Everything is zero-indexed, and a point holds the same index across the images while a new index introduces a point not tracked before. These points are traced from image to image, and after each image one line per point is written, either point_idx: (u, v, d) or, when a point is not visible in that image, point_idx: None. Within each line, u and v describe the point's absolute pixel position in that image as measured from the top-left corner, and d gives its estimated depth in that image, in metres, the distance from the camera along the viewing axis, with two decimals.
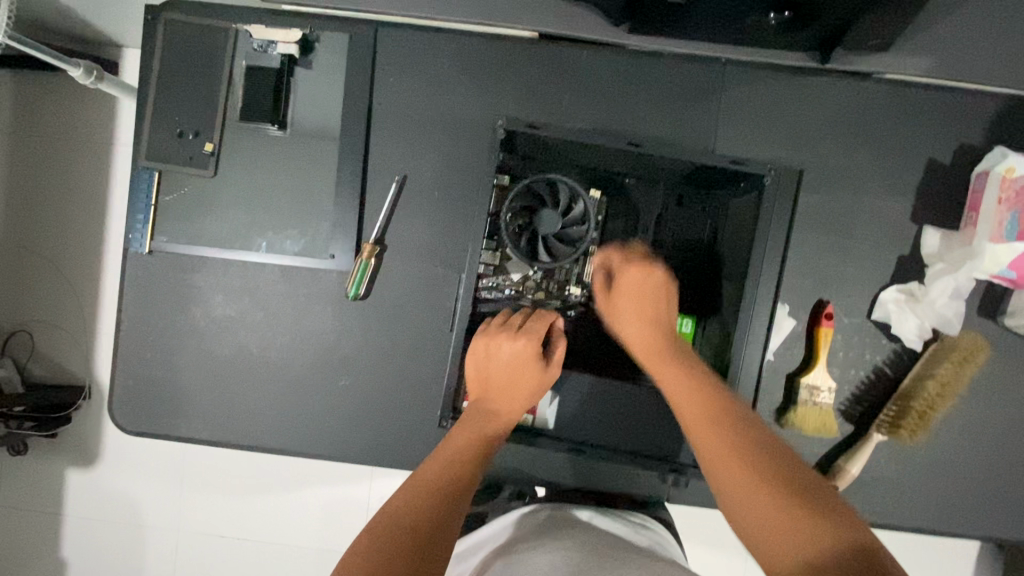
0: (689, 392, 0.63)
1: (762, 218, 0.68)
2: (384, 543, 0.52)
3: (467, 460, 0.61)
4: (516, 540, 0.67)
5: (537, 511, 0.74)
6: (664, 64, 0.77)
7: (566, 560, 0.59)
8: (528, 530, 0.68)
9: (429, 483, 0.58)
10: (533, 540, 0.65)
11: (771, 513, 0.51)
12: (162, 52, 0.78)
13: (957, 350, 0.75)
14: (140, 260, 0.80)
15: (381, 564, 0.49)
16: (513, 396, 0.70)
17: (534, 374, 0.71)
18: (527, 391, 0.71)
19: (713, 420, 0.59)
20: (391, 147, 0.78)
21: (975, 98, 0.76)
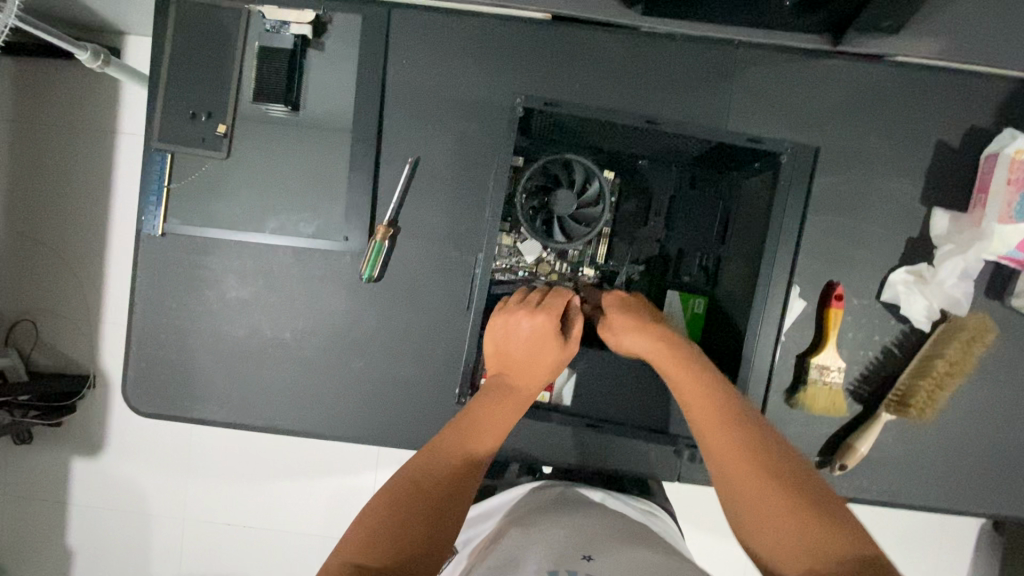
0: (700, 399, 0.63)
1: (777, 197, 0.69)
2: (406, 523, 0.56)
3: (476, 448, 0.63)
4: (528, 514, 0.70)
5: (549, 488, 0.77)
6: (677, 46, 0.77)
7: (580, 537, 0.62)
8: (540, 506, 0.71)
9: (446, 472, 0.60)
10: (546, 516, 0.68)
11: (784, 536, 0.52)
12: (174, 33, 0.78)
13: (965, 330, 0.75)
14: (152, 243, 0.80)
15: (393, 531, 0.55)
16: (531, 371, 0.70)
17: (553, 350, 0.71)
18: (544, 367, 0.71)
19: (722, 430, 0.60)
20: (404, 130, 0.78)
21: (985, 81, 0.77)
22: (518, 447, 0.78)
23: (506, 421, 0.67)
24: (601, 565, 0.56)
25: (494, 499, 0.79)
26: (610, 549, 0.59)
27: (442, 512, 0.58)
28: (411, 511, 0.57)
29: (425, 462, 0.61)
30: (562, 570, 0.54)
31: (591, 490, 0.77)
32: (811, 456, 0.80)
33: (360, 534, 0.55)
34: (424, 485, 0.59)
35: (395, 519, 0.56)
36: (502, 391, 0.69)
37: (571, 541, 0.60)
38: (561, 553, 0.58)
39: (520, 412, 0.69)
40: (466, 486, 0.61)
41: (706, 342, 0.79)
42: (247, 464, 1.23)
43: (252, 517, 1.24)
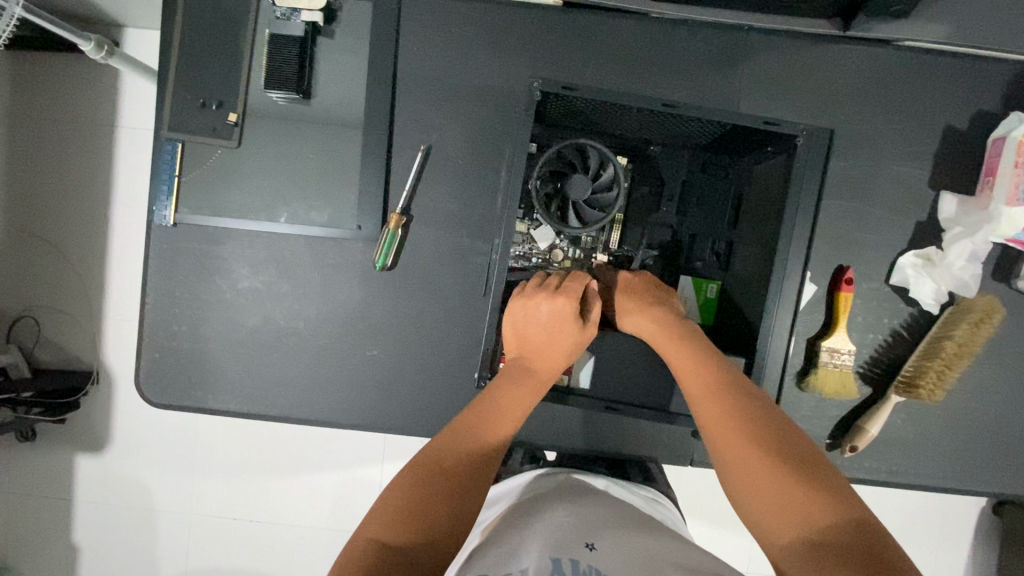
0: (700, 378, 0.64)
1: (793, 180, 0.69)
2: (427, 502, 0.56)
3: (489, 429, 0.64)
4: (532, 501, 0.70)
5: (553, 475, 0.77)
6: (687, 32, 0.77)
7: (582, 524, 0.62)
8: (544, 492, 0.71)
9: (461, 450, 0.61)
10: (549, 503, 0.68)
11: (781, 509, 0.52)
12: (183, 22, 0.77)
13: (974, 312, 0.75)
14: (164, 233, 0.80)
15: (414, 510, 0.55)
16: (550, 354, 0.71)
17: (572, 334, 0.71)
18: (564, 350, 0.72)
19: (723, 408, 0.61)
20: (416, 118, 0.78)
21: (991, 65, 0.78)
22: (532, 432, 0.79)
23: (523, 404, 0.68)
24: (603, 554, 0.56)
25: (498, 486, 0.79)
26: (612, 537, 0.59)
27: (461, 492, 0.58)
28: (432, 488, 0.57)
29: (442, 440, 0.62)
30: (564, 560, 0.54)
31: (596, 476, 0.77)
32: (821, 438, 0.81)
33: (379, 514, 0.55)
34: (443, 464, 0.60)
35: (415, 498, 0.56)
36: (519, 373, 0.70)
37: (573, 529, 0.60)
38: (563, 541, 0.58)
39: (538, 395, 0.70)
40: (484, 465, 0.62)
41: (718, 326, 0.80)
42: (255, 458, 1.23)
43: (260, 511, 1.24)
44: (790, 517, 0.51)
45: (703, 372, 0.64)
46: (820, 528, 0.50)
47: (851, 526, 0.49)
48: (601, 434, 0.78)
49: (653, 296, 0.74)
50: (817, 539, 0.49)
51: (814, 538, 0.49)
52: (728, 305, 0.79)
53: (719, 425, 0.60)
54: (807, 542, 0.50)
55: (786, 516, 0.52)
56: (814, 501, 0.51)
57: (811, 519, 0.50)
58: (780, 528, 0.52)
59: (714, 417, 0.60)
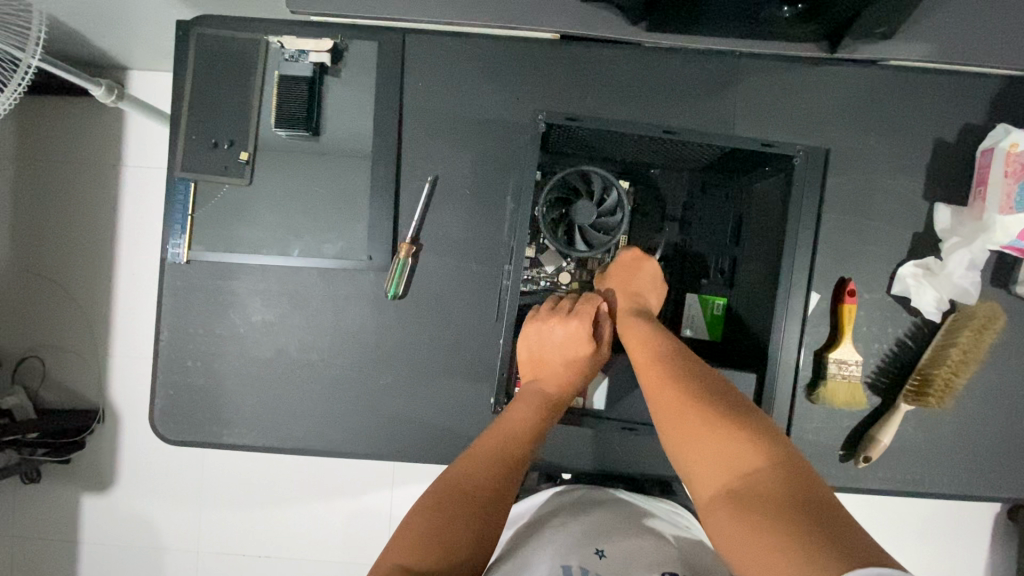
0: (642, 348, 0.68)
1: (793, 198, 0.71)
2: (453, 523, 0.57)
3: (507, 448, 0.65)
4: (547, 512, 0.71)
5: (571, 489, 0.76)
6: (680, 59, 0.80)
7: (594, 528, 0.64)
8: (560, 503, 0.72)
9: (473, 464, 0.63)
10: (562, 511, 0.69)
11: (709, 460, 0.55)
12: (195, 66, 0.80)
13: (975, 317, 0.77)
14: (177, 270, 0.81)
15: (441, 532, 0.56)
16: (565, 373, 0.73)
17: (586, 354, 0.74)
18: (577, 372, 0.74)
19: (660, 372, 0.64)
20: (423, 149, 0.81)
21: (976, 80, 0.81)
22: (547, 454, 0.79)
23: (544, 416, 0.69)
24: (612, 561, 0.58)
25: (519, 502, 0.78)
26: (620, 542, 0.61)
27: (482, 521, 0.58)
28: (451, 512, 0.58)
29: (459, 463, 0.64)
30: (574, 567, 0.56)
31: (616, 490, 0.76)
32: (834, 449, 0.81)
33: (405, 536, 0.56)
34: (466, 485, 0.61)
35: (430, 524, 0.57)
36: (537, 395, 0.71)
37: (582, 535, 0.62)
38: (573, 549, 0.60)
39: (555, 416, 0.71)
40: (506, 484, 0.63)
41: (726, 343, 0.80)
42: (266, 489, 1.22)
43: (270, 545, 1.23)
44: (719, 465, 0.54)
45: (645, 342, 0.68)
46: (745, 475, 0.52)
47: (779, 480, 0.51)
48: (613, 450, 0.79)
49: (633, 281, 0.75)
50: (742, 486, 0.52)
51: (736, 485, 0.52)
52: (734, 321, 0.80)
53: (662, 392, 0.62)
54: (730, 488, 0.52)
55: (715, 470, 0.55)
56: (740, 451, 0.54)
57: (736, 466, 0.53)
58: (710, 478, 0.55)
59: (655, 385, 0.64)
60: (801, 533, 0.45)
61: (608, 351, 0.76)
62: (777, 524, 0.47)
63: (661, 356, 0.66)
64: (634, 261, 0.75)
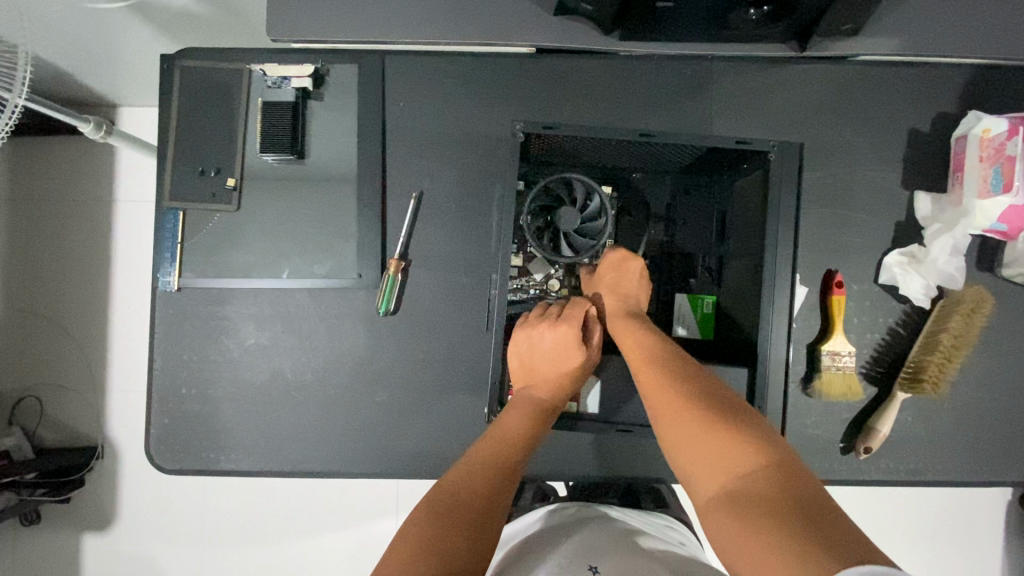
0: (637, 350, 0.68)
1: (771, 194, 0.72)
2: (447, 529, 0.56)
3: (501, 456, 0.65)
4: (540, 531, 0.70)
5: (564, 508, 0.76)
6: (654, 65, 0.82)
7: (588, 546, 0.63)
8: (553, 521, 0.72)
9: (470, 471, 0.63)
10: (556, 530, 0.69)
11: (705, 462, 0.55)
12: (180, 98, 0.82)
13: (963, 302, 0.78)
14: (169, 298, 0.82)
15: (436, 537, 0.55)
16: (557, 380, 0.73)
17: (576, 359, 0.74)
18: (570, 377, 0.74)
19: (656, 374, 0.64)
20: (408, 167, 0.82)
21: (945, 70, 0.82)
22: (545, 462, 0.79)
23: (538, 421, 0.70)
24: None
25: (512, 524, 0.77)
26: (614, 557, 0.60)
27: (478, 529, 0.57)
28: (447, 518, 0.58)
29: (456, 473, 0.64)
30: None
31: (608, 508, 0.75)
32: (835, 442, 0.81)
33: (397, 546, 0.55)
34: (460, 493, 0.60)
35: (427, 532, 0.56)
36: (528, 403, 0.71)
37: (574, 554, 0.62)
38: (566, 570, 0.59)
39: (548, 422, 0.71)
40: (499, 491, 0.62)
41: (718, 341, 0.81)
42: (269, 519, 1.21)
43: None
44: (716, 468, 0.54)
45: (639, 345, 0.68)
46: (740, 477, 0.52)
47: (774, 480, 0.50)
48: (611, 455, 0.78)
49: (623, 282, 0.76)
50: (739, 488, 0.52)
51: (733, 487, 0.52)
52: (724, 318, 0.80)
53: (658, 394, 0.62)
54: (726, 491, 0.52)
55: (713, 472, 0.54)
56: (736, 453, 0.54)
57: (732, 468, 0.53)
58: (708, 481, 0.55)
59: (651, 387, 0.64)
60: (796, 533, 0.45)
61: (598, 356, 0.76)
62: (773, 525, 0.46)
63: (654, 358, 0.66)
64: (621, 261, 0.75)
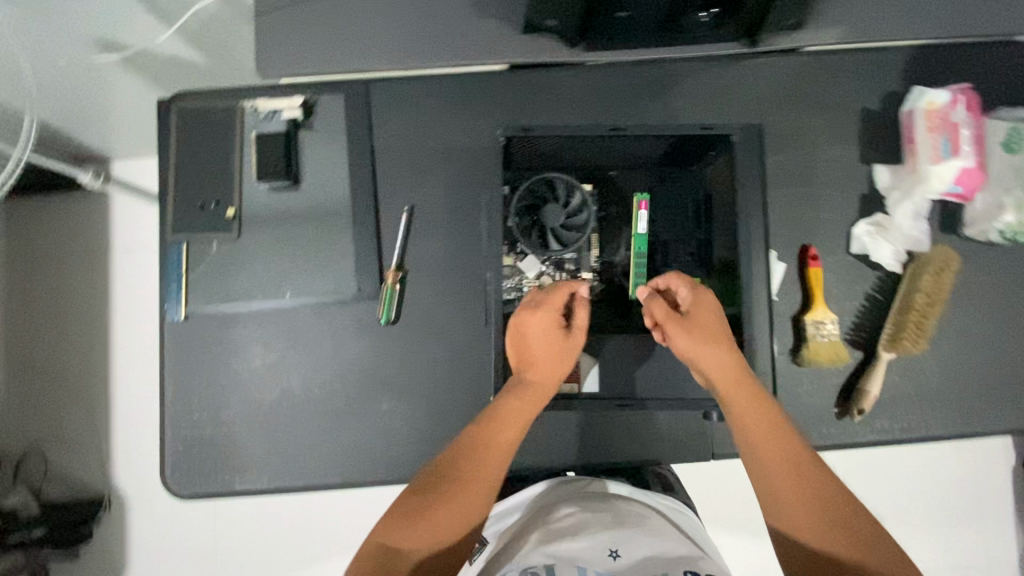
0: (757, 417, 0.68)
1: (737, 173, 0.78)
2: (427, 508, 0.64)
3: (488, 442, 0.69)
4: (557, 505, 0.73)
5: (574, 483, 0.78)
6: (621, 70, 0.88)
7: (610, 527, 0.65)
8: (568, 496, 0.74)
9: (466, 460, 0.67)
10: (575, 506, 0.71)
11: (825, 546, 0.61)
12: (177, 137, 0.87)
13: (932, 262, 0.83)
14: (177, 328, 0.85)
15: (415, 512, 0.64)
16: (542, 363, 0.75)
17: (558, 342, 0.76)
18: (557, 358, 0.75)
19: (780, 449, 0.66)
20: (398, 183, 0.86)
21: (887, 53, 0.89)
22: (552, 453, 0.82)
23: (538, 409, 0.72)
24: (627, 563, 0.59)
25: (515, 494, 0.81)
26: (635, 544, 0.62)
27: (449, 502, 0.65)
28: (430, 502, 0.65)
29: (457, 454, 0.68)
30: (589, 569, 0.58)
31: (617, 485, 0.78)
32: (829, 408, 0.84)
33: (387, 520, 0.65)
34: (445, 474, 0.67)
35: (415, 520, 0.64)
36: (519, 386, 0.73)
37: (597, 535, 0.64)
38: (587, 550, 0.61)
39: (539, 404, 0.73)
40: (479, 473, 0.67)
41: None
42: (284, 550, 1.20)
43: None
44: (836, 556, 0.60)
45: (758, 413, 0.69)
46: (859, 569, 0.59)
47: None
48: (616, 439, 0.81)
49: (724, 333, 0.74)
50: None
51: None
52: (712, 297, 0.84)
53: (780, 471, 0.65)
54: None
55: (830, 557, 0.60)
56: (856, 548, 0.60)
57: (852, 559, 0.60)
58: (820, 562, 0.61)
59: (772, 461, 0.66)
60: None
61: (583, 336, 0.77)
62: None
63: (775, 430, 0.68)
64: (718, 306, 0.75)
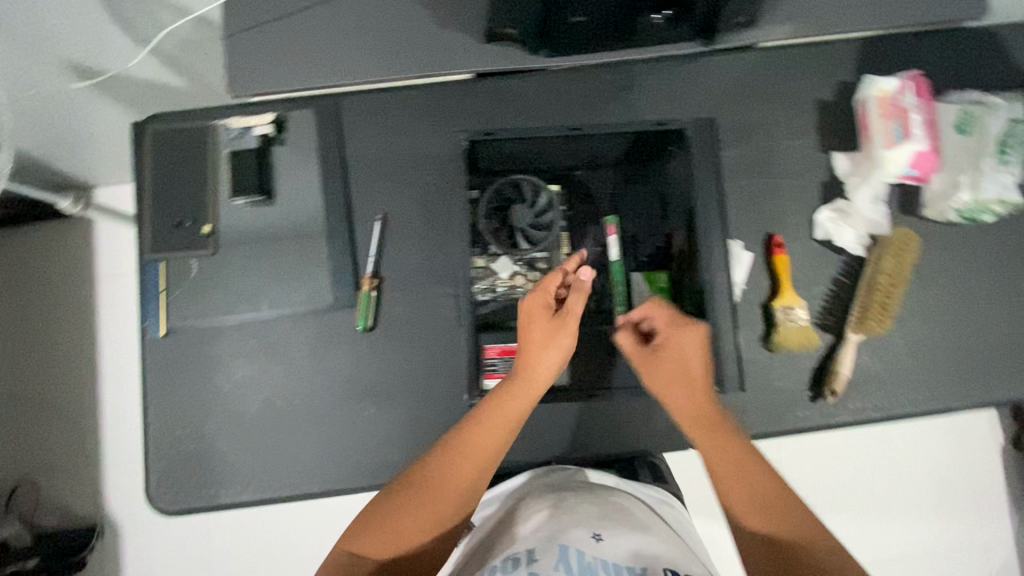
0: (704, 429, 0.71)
1: (692, 165, 0.81)
2: (400, 509, 0.66)
3: (466, 441, 0.69)
4: (544, 491, 0.75)
5: (558, 471, 0.80)
6: (582, 74, 0.90)
7: (596, 514, 0.67)
8: (556, 483, 0.76)
9: (439, 462, 0.68)
10: (563, 492, 0.73)
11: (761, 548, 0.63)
12: (152, 159, 0.89)
13: (891, 245, 0.86)
14: (157, 345, 0.86)
15: (388, 513, 0.66)
16: (530, 352, 0.73)
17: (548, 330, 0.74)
18: (547, 346, 0.73)
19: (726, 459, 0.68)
20: (369, 193, 0.88)
21: (839, 45, 0.92)
22: (531, 450, 0.83)
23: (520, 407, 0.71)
24: (609, 547, 0.61)
25: (504, 484, 0.82)
26: (618, 531, 0.64)
27: (418, 505, 0.66)
28: (403, 504, 0.67)
29: (432, 457, 0.69)
30: (571, 548, 0.60)
31: (600, 473, 0.80)
32: (802, 391, 0.86)
33: (360, 519, 0.67)
34: (419, 476, 0.68)
35: (386, 524, 0.66)
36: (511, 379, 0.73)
37: (582, 519, 0.66)
38: (570, 532, 0.63)
39: (524, 397, 0.72)
40: (452, 475, 0.68)
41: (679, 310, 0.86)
42: (279, 565, 1.20)
43: None
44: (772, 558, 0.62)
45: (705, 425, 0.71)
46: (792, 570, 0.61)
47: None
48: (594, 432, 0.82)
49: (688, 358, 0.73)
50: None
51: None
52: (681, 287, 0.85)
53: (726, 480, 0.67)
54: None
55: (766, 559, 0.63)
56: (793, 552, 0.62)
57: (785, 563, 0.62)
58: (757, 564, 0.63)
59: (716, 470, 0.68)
60: None
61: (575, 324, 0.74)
62: None
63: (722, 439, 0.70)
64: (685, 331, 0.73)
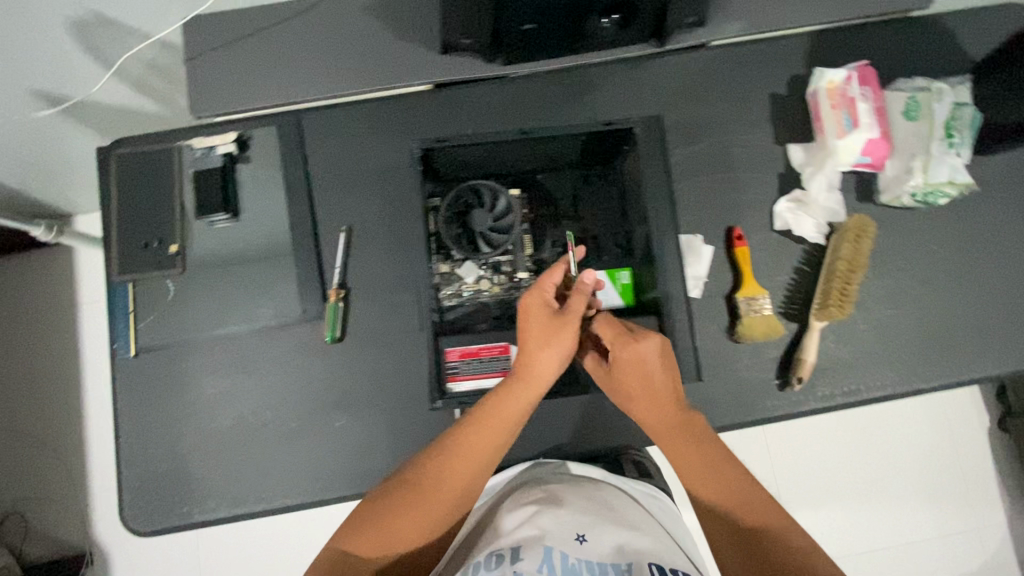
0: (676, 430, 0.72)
1: (641, 163, 0.84)
2: (392, 510, 0.65)
3: (459, 444, 0.68)
4: (531, 487, 0.75)
5: (541, 466, 0.81)
6: (537, 79, 0.92)
7: (581, 512, 0.67)
8: (543, 479, 0.77)
9: (430, 466, 0.67)
10: (550, 488, 0.73)
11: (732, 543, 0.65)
12: (117, 182, 0.90)
13: (848, 231, 0.87)
14: (128, 366, 0.86)
15: (380, 514, 0.65)
16: (528, 352, 0.72)
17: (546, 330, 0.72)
18: (545, 346, 0.71)
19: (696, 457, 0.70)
20: (334, 205, 0.89)
21: (788, 39, 0.94)
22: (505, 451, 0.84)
23: (513, 409, 0.70)
24: (592, 548, 0.61)
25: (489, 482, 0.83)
26: (602, 529, 0.64)
27: (410, 507, 0.66)
28: (394, 505, 0.66)
29: (428, 460, 0.68)
30: (554, 552, 0.60)
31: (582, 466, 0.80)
32: (771, 380, 0.86)
33: (350, 521, 0.66)
34: (411, 478, 0.67)
35: (378, 526, 0.65)
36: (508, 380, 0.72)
37: (566, 518, 0.66)
38: (555, 534, 0.63)
39: (520, 399, 0.71)
40: (442, 478, 0.67)
41: (641, 306, 0.86)
42: None
43: None
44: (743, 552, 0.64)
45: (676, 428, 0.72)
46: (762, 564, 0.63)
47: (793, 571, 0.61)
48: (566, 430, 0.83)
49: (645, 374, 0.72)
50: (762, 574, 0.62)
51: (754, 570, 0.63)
52: (643, 283, 0.86)
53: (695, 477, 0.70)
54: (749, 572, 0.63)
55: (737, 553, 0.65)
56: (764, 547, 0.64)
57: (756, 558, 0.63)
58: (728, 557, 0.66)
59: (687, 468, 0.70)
60: None
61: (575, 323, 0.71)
62: None
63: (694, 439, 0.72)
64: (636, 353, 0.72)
